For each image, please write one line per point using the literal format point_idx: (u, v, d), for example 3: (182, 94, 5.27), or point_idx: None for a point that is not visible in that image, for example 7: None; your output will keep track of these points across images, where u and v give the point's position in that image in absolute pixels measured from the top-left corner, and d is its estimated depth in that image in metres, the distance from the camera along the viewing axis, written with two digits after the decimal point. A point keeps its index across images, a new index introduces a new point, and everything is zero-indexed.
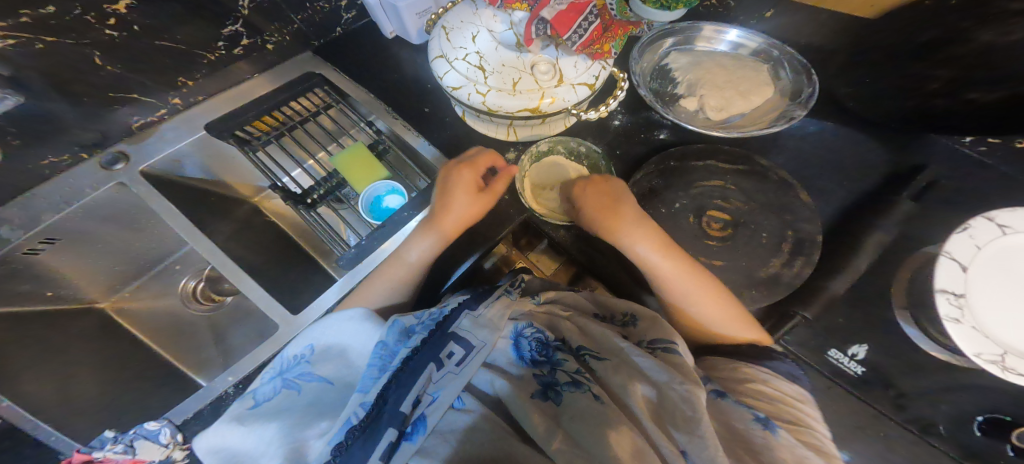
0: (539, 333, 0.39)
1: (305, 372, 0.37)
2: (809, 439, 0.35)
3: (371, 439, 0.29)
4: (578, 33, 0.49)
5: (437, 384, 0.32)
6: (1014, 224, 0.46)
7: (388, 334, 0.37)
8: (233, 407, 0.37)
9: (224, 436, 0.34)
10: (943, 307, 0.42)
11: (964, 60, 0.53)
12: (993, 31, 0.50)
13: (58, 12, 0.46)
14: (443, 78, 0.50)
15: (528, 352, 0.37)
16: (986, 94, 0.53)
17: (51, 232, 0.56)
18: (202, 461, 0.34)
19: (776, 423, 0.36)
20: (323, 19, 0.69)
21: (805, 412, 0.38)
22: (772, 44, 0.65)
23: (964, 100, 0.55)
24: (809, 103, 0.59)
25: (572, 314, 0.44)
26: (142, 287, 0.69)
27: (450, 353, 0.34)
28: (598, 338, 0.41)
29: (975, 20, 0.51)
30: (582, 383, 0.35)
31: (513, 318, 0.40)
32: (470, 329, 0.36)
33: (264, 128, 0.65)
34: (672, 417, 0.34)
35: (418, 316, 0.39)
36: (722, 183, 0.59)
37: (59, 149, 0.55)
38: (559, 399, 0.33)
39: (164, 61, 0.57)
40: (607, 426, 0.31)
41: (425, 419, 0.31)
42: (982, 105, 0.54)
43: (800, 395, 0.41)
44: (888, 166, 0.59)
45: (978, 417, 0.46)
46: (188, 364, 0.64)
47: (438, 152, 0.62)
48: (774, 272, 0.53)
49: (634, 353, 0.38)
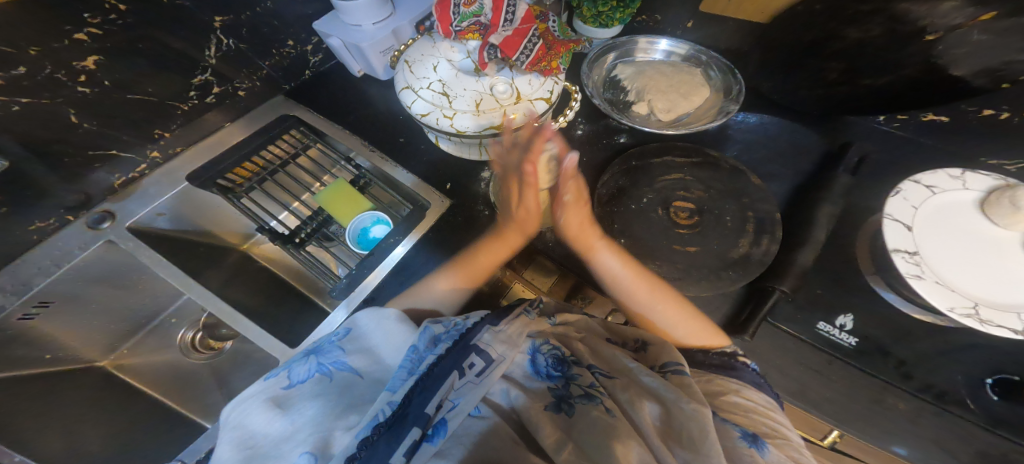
0: (554, 350, 0.43)
1: (338, 360, 0.40)
2: (786, 451, 0.38)
3: (397, 437, 0.31)
4: (525, 53, 0.53)
5: (458, 392, 0.34)
6: (937, 184, 0.51)
7: (419, 340, 0.39)
8: (265, 389, 0.38)
9: (255, 413, 0.36)
10: (902, 265, 0.45)
11: (848, 52, 0.63)
12: (858, 30, 0.60)
13: (30, 73, 0.49)
14: (411, 107, 0.54)
15: (543, 367, 0.41)
16: (875, 79, 0.63)
17: (45, 295, 0.56)
18: (225, 436, 0.35)
19: (764, 439, 0.38)
20: (291, 63, 0.74)
21: (777, 421, 0.41)
22: (699, 49, 0.72)
23: (860, 85, 0.64)
24: (740, 97, 0.64)
25: (584, 335, 0.47)
26: (139, 343, 0.70)
27: (472, 363, 0.36)
28: (608, 358, 0.45)
29: (841, 22, 0.61)
30: (595, 396, 0.38)
31: (531, 335, 0.43)
32: (491, 342, 0.38)
33: (246, 174, 0.68)
34: (679, 436, 0.36)
35: (446, 324, 0.41)
36: (681, 175, 0.62)
37: (45, 214, 0.57)
38: (571, 410, 0.37)
39: (137, 114, 0.60)
40: (615, 440, 0.34)
41: (445, 423, 0.33)
42: (875, 88, 0.63)
43: (771, 404, 0.43)
44: (824, 146, 0.64)
45: (988, 380, 0.47)
46: (194, 410, 0.68)
47: (417, 179, 0.65)
48: (744, 253, 0.55)
49: (642, 373, 0.42)
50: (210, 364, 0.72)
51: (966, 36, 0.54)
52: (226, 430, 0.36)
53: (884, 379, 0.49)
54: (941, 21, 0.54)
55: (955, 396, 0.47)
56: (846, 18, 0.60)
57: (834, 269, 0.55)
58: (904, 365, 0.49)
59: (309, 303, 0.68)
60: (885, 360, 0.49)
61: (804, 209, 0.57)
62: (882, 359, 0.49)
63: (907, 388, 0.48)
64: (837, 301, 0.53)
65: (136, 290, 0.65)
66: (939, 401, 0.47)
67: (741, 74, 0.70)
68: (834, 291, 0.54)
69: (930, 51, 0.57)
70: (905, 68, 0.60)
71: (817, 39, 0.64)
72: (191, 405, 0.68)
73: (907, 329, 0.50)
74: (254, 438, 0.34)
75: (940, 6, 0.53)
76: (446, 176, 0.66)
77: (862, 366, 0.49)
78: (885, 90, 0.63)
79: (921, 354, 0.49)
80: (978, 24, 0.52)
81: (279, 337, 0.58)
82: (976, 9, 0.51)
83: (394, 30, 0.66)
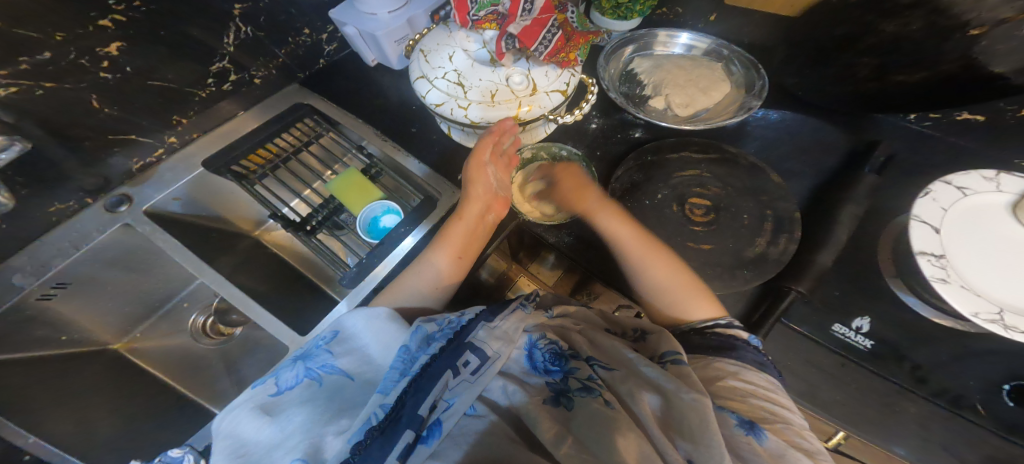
0: (553, 345, 0.42)
1: (327, 364, 0.40)
2: (786, 436, 0.36)
3: (390, 440, 0.31)
4: (544, 44, 0.53)
5: (452, 392, 0.35)
6: (970, 185, 0.49)
7: (411, 339, 0.40)
8: (254, 396, 0.38)
9: (246, 423, 0.36)
10: (927, 269, 0.43)
11: (881, 47, 0.61)
12: (895, 24, 0.58)
13: (54, 58, 0.49)
14: (426, 96, 0.54)
15: (541, 362, 0.40)
16: (910, 75, 0.60)
17: (62, 277, 0.57)
18: (216, 445, 0.35)
19: (761, 425, 0.37)
20: (307, 51, 0.74)
21: (778, 404, 0.40)
22: (721, 44, 0.70)
23: (893, 82, 0.62)
24: (762, 93, 0.63)
25: (583, 328, 0.47)
26: (152, 326, 0.72)
27: (466, 361, 0.36)
28: (608, 351, 0.44)
29: (877, 14, 0.59)
30: (594, 389, 0.38)
31: (529, 329, 0.43)
32: (485, 340, 0.38)
33: (260, 161, 0.69)
34: (680, 426, 0.36)
35: (439, 323, 0.41)
36: (697, 172, 0.61)
37: (66, 196, 0.58)
38: (571, 404, 0.37)
39: (157, 101, 0.60)
40: (617, 432, 0.33)
41: (441, 424, 0.33)
42: (908, 84, 0.61)
43: (772, 385, 0.41)
44: (847, 145, 0.63)
45: (1005, 386, 0.45)
46: (202, 394, 0.68)
47: (429, 170, 0.64)
48: (761, 251, 0.53)
49: (641, 363, 0.41)
50: (219, 349, 0.73)
51: (1011, 30, 0.51)
52: (217, 439, 0.36)
53: (901, 384, 0.47)
54: (987, 15, 0.52)
55: (977, 406, 0.45)
56: (883, 11, 0.58)
57: (853, 271, 0.54)
58: (920, 370, 0.47)
59: (318, 291, 0.69)
60: (902, 364, 0.48)
61: (825, 209, 0.56)
62: (899, 364, 0.48)
63: (924, 395, 0.46)
64: (854, 304, 0.51)
65: (151, 274, 0.66)
66: (960, 410, 0.45)
67: (764, 69, 0.68)
68: (852, 293, 0.52)
69: (972, 46, 0.55)
70: (942, 64, 0.58)
71: (848, 33, 0.63)
72: (200, 388, 0.69)
73: (928, 333, 0.49)
74: (246, 446, 0.34)
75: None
76: (457, 168, 0.65)
77: (879, 370, 0.48)
78: (915, 87, 0.61)
79: (941, 360, 0.47)
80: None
81: (288, 324, 0.58)
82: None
83: (410, 19, 0.66)
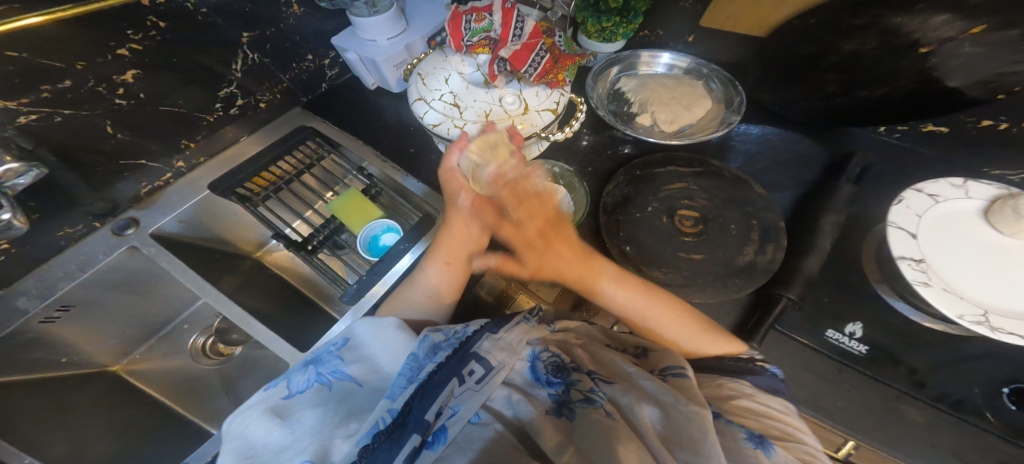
0: (554, 357, 0.43)
1: (338, 370, 0.41)
2: (797, 453, 0.36)
3: (397, 443, 0.32)
4: (533, 66, 0.56)
5: (458, 399, 0.36)
6: (940, 193, 0.51)
7: (418, 347, 0.40)
8: (265, 399, 0.39)
9: (255, 428, 0.36)
10: (909, 272, 0.45)
11: (843, 65, 0.65)
12: (853, 43, 0.62)
13: (74, 85, 0.52)
14: (423, 117, 0.56)
15: (543, 375, 0.41)
16: (872, 91, 0.64)
17: (66, 299, 0.59)
18: (223, 447, 0.36)
19: (771, 440, 0.37)
20: (310, 76, 0.77)
21: (791, 426, 0.40)
22: (700, 63, 0.74)
23: (858, 97, 0.66)
24: (741, 108, 0.66)
25: (584, 341, 0.47)
26: (152, 348, 0.72)
27: (471, 370, 0.37)
28: (607, 365, 0.45)
29: (835, 35, 0.63)
30: (595, 400, 0.39)
31: (532, 342, 0.43)
32: (490, 350, 0.39)
33: (262, 184, 0.70)
34: (679, 439, 0.36)
35: (446, 333, 0.42)
36: (685, 184, 0.63)
37: (74, 220, 0.59)
38: (572, 414, 0.37)
39: (166, 125, 0.63)
40: (616, 440, 0.35)
41: (446, 430, 0.34)
42: (871, 99, 0.65)
43: (787, 409, 0.42)
44: (826, 157, 0.66)
45: (1004, 389, 0.46)
46: (201, 415, 0.68)
47: (427, 188, 0.66)
48: (750, 260, 0.55)
49: (640, 377, 0.42)
50: (219, 370, 0.73)
51: (958, 47, 0.55)
52: (224, 441, 0.37)
53: (899, 389, 0.48)
54: (933, 34, 0.56)
55: (971, 407, 0.46)
56: (840, 32, 0.62)
57: (841, 278, 0.55)
58: (917, 374, 0.48)
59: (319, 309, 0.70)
60: (898, 369, 0.49)
61: (809, 218, 0.58)
62: (894, 368, 0.49)
63: (923, 399, 0.47)
64: (845, 310, 0.53)
65: (154, 295, 0.67)
66: (958, 413, 0.46)
67: (741, 87, 0.72)
68: (841, 300, 0.53)
69: (924, 63, 0.58)
70: (901, 80, 0.62)
71: (812, 52, 0.66)
72: (198, 410, 0.69)
73: (918, 337, 0.50)
74: (254, 448, 0.35)
75: (931, 20, 0.55)
76: None
77: (876, 375, 0.49)
78: (885, 101, 0.64)
79: (932, 363, 0.49)
80: (969, 37, 0.54)
81: (292, 343, 0.59)
82: (966, 23, 0.53)
83: (407, 45, 0.69)
